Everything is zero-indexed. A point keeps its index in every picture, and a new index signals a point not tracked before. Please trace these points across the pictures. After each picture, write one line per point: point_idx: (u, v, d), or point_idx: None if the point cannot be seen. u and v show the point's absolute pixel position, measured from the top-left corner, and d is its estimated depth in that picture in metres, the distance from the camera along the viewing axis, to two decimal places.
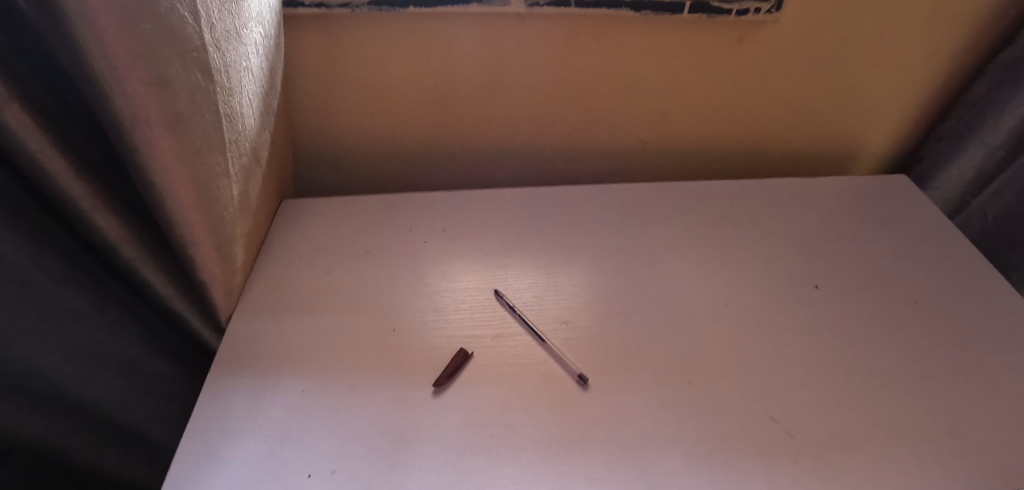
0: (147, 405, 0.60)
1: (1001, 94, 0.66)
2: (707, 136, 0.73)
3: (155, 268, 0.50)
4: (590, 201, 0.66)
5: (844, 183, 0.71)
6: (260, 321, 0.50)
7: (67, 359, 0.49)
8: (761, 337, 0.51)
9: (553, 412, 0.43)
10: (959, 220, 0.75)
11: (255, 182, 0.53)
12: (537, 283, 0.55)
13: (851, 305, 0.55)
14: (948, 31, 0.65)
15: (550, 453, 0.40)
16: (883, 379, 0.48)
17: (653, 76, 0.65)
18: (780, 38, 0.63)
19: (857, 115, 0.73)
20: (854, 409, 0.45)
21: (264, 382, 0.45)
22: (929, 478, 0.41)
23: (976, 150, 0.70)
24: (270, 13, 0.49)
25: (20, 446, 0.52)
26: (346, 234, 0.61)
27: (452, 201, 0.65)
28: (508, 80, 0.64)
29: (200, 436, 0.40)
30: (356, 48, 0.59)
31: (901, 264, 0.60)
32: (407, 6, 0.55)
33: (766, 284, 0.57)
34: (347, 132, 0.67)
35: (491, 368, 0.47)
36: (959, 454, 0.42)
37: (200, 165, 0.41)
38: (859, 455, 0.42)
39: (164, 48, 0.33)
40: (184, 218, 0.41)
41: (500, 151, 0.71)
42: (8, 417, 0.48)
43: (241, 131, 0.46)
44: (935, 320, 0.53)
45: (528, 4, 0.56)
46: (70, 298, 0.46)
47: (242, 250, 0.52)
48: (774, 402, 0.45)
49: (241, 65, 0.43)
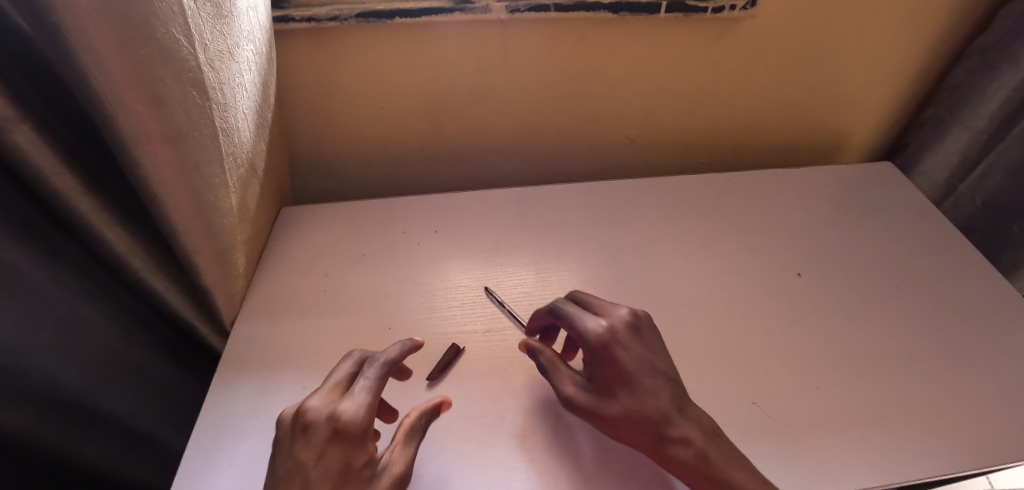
0: (158, 409, 0.63)
1: (980, 78, 0.67)
2: (692, 130, 0.74)
3: (161, 278, 0.53)
4: (579, 199, 0.68)
5: (830, 172, 0.73)
6: (263, 323, 0.53)
7: (81, 368, 0.52)
8: (744, 325, 0.53)
9: (541, 402, 0.45)
10: (948, 205, 0.77)
11: (253, 192, 0.55)
12: (527, 279, 0.57)
13: (832, 291, 0.56)
14: (927, 18, 0.66)
15: (538, 440, 0.42)
16: (863, 362, 0.50)
17: (636, 74, 0.67)
18: (758, 32, 0.64)
19: (840, 104, 0.74)
20: (833, 391, 0.47)
21: (266, 381, 0.47)
22: (904, 456, 0.42)
23: (959, 136, 0.71)
24: (260, 31, 0.51)
25: (60, 468, 0.54)
26: (343, 238, 0.63)
27: (445, 204, 0.67)
28: (495, 84, 0.66)
29: (207, 432, 0.43)
30: (346, 59, 0.62)
31: (884, 250, 0.61)
32: (393, 17, 0.57)
33: (748, 272, 0.58)
34: (341, 140, 0.70)
35: (481, 361, 0.49)
36: (934, 433, 0.44)
37: (199, 178, 0.43)
38: (837, 435, 0.44)
39: (160, 69, 0.35)
40: (186, 228, 0.44)
41: (490, 152, 0.73)
42: (55, 434, 0.52)
43: (237, 144, 0.48)
44: (915, 305, 0.55)
45: (510, 10, 0.58)
46: (81, 308, 0.49)
47: (243, 257, 0.54)
48: (757, 386, 0.47)
49: (234, 82, 0.46)
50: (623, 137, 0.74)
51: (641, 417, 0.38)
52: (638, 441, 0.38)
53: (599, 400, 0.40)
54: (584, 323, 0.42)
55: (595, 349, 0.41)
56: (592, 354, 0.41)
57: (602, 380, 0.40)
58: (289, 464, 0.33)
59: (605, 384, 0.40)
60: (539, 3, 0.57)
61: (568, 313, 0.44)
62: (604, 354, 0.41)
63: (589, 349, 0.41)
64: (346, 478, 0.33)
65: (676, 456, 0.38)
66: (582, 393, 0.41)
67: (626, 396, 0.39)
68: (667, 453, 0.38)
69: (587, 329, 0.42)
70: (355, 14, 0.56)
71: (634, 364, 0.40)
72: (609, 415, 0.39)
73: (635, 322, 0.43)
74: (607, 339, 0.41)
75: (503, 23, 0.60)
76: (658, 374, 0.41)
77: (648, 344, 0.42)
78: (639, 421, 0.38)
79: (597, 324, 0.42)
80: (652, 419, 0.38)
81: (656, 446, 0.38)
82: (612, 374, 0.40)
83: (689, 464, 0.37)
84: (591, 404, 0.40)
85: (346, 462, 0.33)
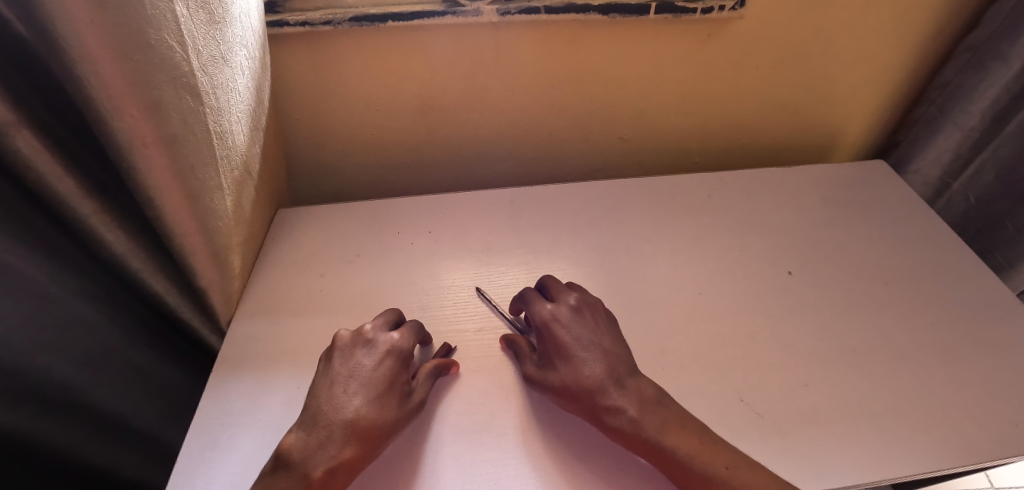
0: (159, 409, 0.64)
1: (969, 77, 0.67)
2: (685, 130, 0.74)
3: (162, 279, 0.54)
4: (572, 199, 0.68)
5: (823, 170, 0.73)
6: (258, 323, 0.54)
7: (83, 367, 0.52)
8: (734, 323, 0.53)
9: (531, 399, 0.46)
10: (941, 204, 0.77)
11: (248, 194, 0.56)
12: (518, 279, 0.58)
13: (822, 289, 0.57)
14: (917, 18, 0.66)
15: (528, 436, 0.43)
16: (853, 359, 0.50)
17: (627, 75, 0.67)
18: (748, 33, 0.65)
19: (833, 104, 0.74)
20: (822, 388, 0.48)
21: (262, 379, 0.48)
22: (891, 453, 0.43)
23: (951, 133, 0.71)
24: (254, 36, 0.52)
25: (64, 467, 0.55)
26: (338, 239, 0.64)
27: (439, 205, 0.68)
28: (487, 85, 0.66)
29: (204, 429, 0.44)
30: (340, 61, 0.62)
31: (875, 249, 0.62)
32: (385, 20, 0.58)
33: (740, 271, 0.59)
34: (336, 142, 0.71)
35: (473, 360, 0.49)
36: (921, 429, 0.45)
37: (195, 181, 0.44)
38: (825, 431, 0.44)
39: (155, 76, 0.36)
40: (183, 230, 0.45)
41: (484, 153, 0.74)
42: (58, 432, 0.53)
43: (231, 147, 0.49)
44: (905, 302, 0.56)
45: (501, 13, 0.59)
46: (82, 309, 0.50)
47: (239, 258, 0.55)
48: (745, 383, 0.48)
49: (228, 86, 0.47)
50: (616, 137, 0.74)
51: (576, 390, 0.42)
52: (578, 408, 0.42)
53: (544, 372, 0.45)
54: (534, 305, 0.48)
55: (540, 327, 0.47)
56: (539, 332, 0.47)
57: (547, 355, 0.45)
58: (346, 363, 0.43)
59: (550, 358, 0.45)
60: (530, 6, 0.58)
61: (524, 298, 0.50)
62: (544, 331, 0.46)
63: (537, 327, 0.47)
64: (390, 386, 0.42)
65: (613, 424, 0.40)
66: (532, 368, 0.46)
67: (563, 367, 0.44)
68: (605, 421, 0.40)
69: (535, 311, 0.48)
70: (348, 18, 0.57)
71: (570, 339, 0.45)
72: (551, 385, 0.43)
73: (579, 304, 0.48)
74: (548, 318, 0.47)
75: (495, 26, 0.61)
76: (596, 348, 0.44)
77: (590, 322, 0.47)
78: (575, 391, 0.42)
79: (543, 307, 0.48)
80: (586, 387, 0.42)
81: (594, 414, 0.41)
82: (553, 348, 0.45)
83: (626, 430, 0.40)
84: (538, 376, 0.45)
85: (392, 376, 0.43)
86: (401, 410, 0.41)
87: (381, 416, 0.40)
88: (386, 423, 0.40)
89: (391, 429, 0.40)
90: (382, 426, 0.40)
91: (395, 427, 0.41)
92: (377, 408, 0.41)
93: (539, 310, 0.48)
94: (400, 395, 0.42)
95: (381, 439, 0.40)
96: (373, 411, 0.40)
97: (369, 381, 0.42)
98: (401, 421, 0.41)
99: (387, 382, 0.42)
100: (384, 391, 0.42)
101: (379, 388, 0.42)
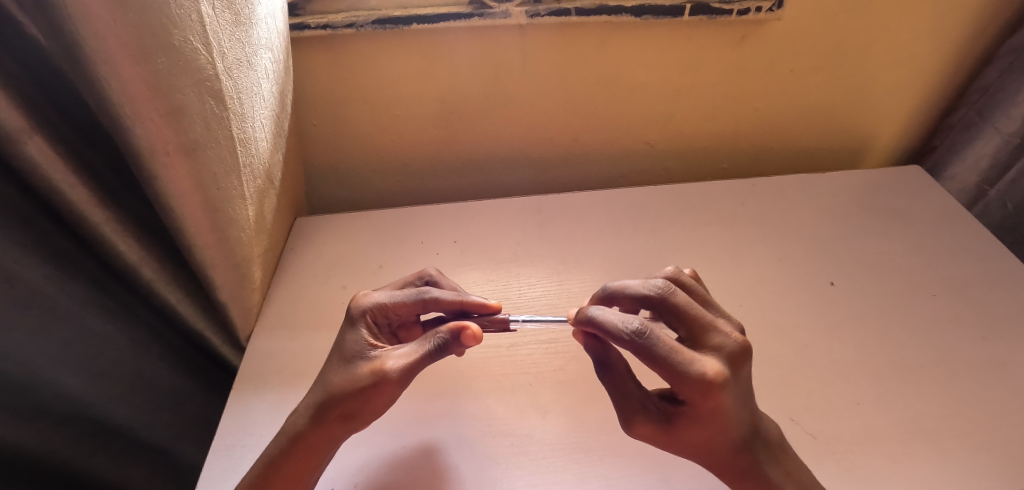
0: (175, 426, 0.60)
1: (1013, 79, 0.65)
2: (714, 135, 0.72)
3: (175, 289, 0.51)
4: (599, 207, 0.66)
5: (856, 177, 0.71)
6: (278, 338, 0.52)
7: (90, 384, 0.49)
8: (778, 338, 0.50)
9: (570, 420, 0.43)
10: (977, 211, 0.74)
11: (270, 202, 0.54)
12: (549, 290, 0.55)
13: (867, 302, 0.54)
14: (952, 20, 0.64)
15: (568, 461, 0.40)
16: (905, 376, 0.47)
17: (656, 78, 0.65)
18: (782, 34, 0.63)
19: (865, 107, 0.72)
20: (874, 406, 0.45)
21: (282, 397, 0.46)
22: (955, 476, 0.40)
23: (990, 138, 0.68)
24: (277, 39, 0.50)
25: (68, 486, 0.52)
26: (359, 250, 0.61)
27: (462, 213, 0.66)
28: (511, 89, 0.64)
29: (224, 452, 0.41)
30: (361, 64, 0.61)
31: (919, 258, 0.59)
32: (410, 23, 0.56)
33: (779, 282, 0.56)
34: (354, 148, 0.69)
35: (506, 376, 0.47)
36: (986, 449, 0.42)
37: (216, 190, 0.41)
38: (881, 453, 0.42)
39: (177, 79, 0.34)
40: (202, 242, 0.42)
41: (505, 159, 0.72)
42: (60, 452, 0.50)
43: (254, 155, 0.47)
44: (955, 314, 0.53)
45: (530, 15, 0.56)
46: (94, 321, 0.48)
47: (258, 268, 0.53)
48: (795, 402, 0.45)
49: (252, 91, 0.45)
50: (643, 143, 0.72)
51: (731, 461, 0.36)
52: (718, 465, 0.36)
53: (687, 444, 0.35)
54: (682, 372, 0.31)
55: (691, 400, 0.33)
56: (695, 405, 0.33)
57: (693, 432, 0.34)
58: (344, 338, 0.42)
59: (699, 434, 0.34)
60: (560, 8, 0.56)
61: (663, 353, 0.32)
62: (707, 409, 0.33)
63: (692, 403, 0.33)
64: (339, 353, 0.39)
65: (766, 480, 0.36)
66: (672, 438, 0.35)
67: (720, 444, 0.35)
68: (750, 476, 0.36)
69: (691, 388, 0.32)
70: (372, 20, 0.56)
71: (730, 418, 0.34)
72: (695, 450, 0.35)
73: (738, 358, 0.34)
74: (711, 394, 0.32)
75: (522, 28, 0.59)
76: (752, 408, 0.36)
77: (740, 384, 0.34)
78: (725, 460, 0.36)
79: (697, 381, 0.32)
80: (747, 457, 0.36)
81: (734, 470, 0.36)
82: (708, 428, 0.34)
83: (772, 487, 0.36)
84: (681, 444, 0.35)
85: (363, 338, 0.39)
86: (360, 373, 0.36)
87: (338, 377, 0.38)
88: (341, 384, 0.37)
89: (342, 391, 0.36)
90: (333, 387, 0.37)
91: (348, 390, 0.36)
92: (338, 368, 0.38)
93: (693, 385, 0.32)
94: (346, 358, 0.38)
95: (326, 403, 0.36)
96: (334, 372, 0.38)
97: (344, 345, 0.40)
98: (356, 384, 0.36)
99: (356, 345, 0.39)
100: (351, 354, 0.39)
101: (347, 349, 0.39)
